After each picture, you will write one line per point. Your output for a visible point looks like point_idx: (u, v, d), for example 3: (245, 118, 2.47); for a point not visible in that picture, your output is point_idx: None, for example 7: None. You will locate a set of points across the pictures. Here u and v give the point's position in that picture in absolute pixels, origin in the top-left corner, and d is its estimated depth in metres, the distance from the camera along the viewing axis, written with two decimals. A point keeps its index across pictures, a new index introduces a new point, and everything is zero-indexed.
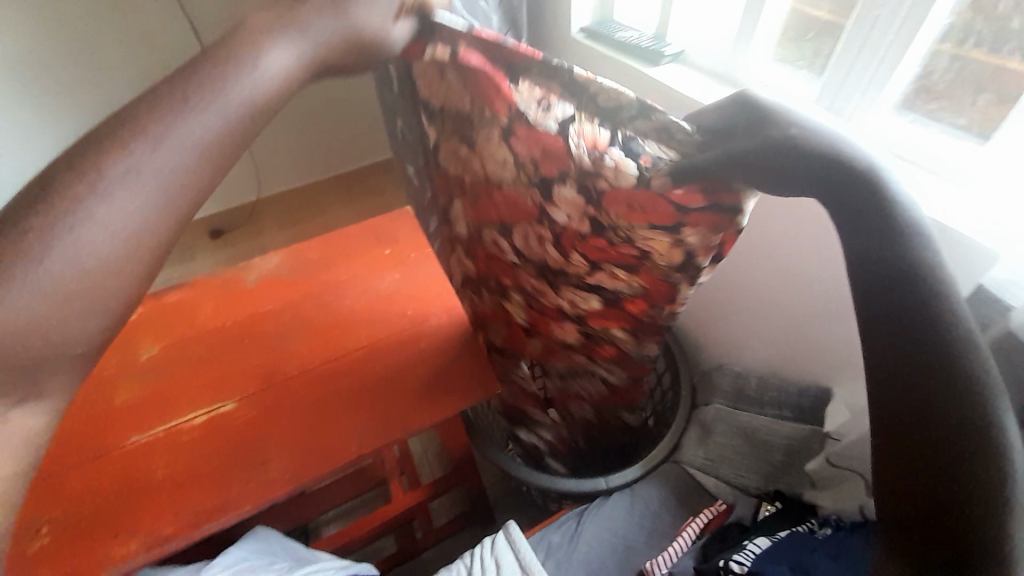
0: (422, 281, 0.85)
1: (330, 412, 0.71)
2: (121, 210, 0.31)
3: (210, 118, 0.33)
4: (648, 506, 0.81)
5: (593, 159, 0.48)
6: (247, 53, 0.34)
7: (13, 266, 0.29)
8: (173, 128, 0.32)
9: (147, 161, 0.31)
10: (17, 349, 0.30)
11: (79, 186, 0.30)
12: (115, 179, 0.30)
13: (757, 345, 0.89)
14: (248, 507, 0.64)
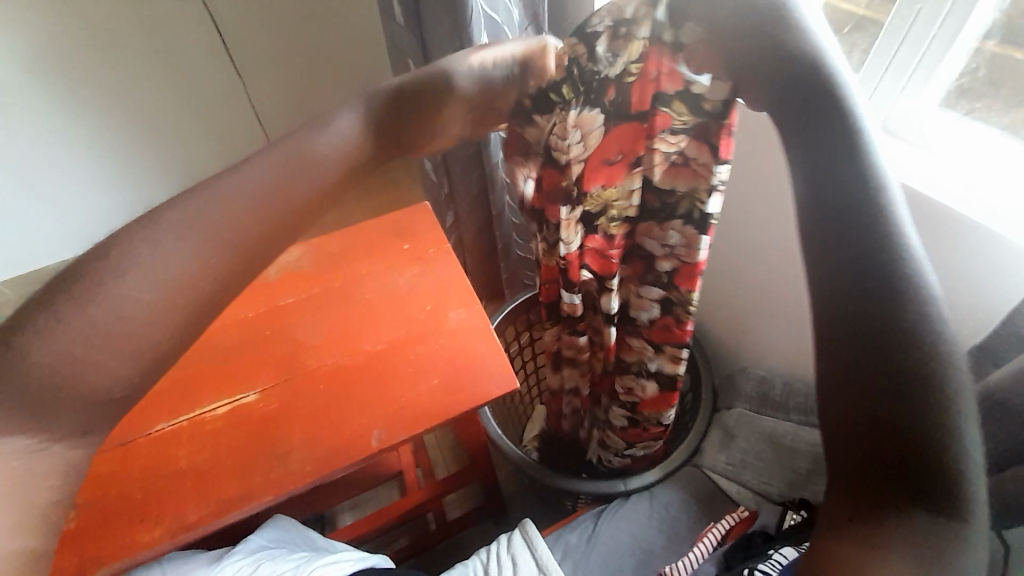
0: (441, 276, 0.85)
1: (349, 407, 0.71)
2: (186, 251, 0.36)
3: (280, 183, 0.40)
4: (667, 509, 0.80)
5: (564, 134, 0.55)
6: (316, 133, 0.42)
7: (87, 296, 0.33)
8: (247, 188, 0.39)
9: (218, 211, 0.37)
10: (72, 374, 0.32)
11: (161, 232, 0.36)
12: (189, 226, 0.36)
13: (780, 349, 0.87)
14: (268, 499, 0.64)
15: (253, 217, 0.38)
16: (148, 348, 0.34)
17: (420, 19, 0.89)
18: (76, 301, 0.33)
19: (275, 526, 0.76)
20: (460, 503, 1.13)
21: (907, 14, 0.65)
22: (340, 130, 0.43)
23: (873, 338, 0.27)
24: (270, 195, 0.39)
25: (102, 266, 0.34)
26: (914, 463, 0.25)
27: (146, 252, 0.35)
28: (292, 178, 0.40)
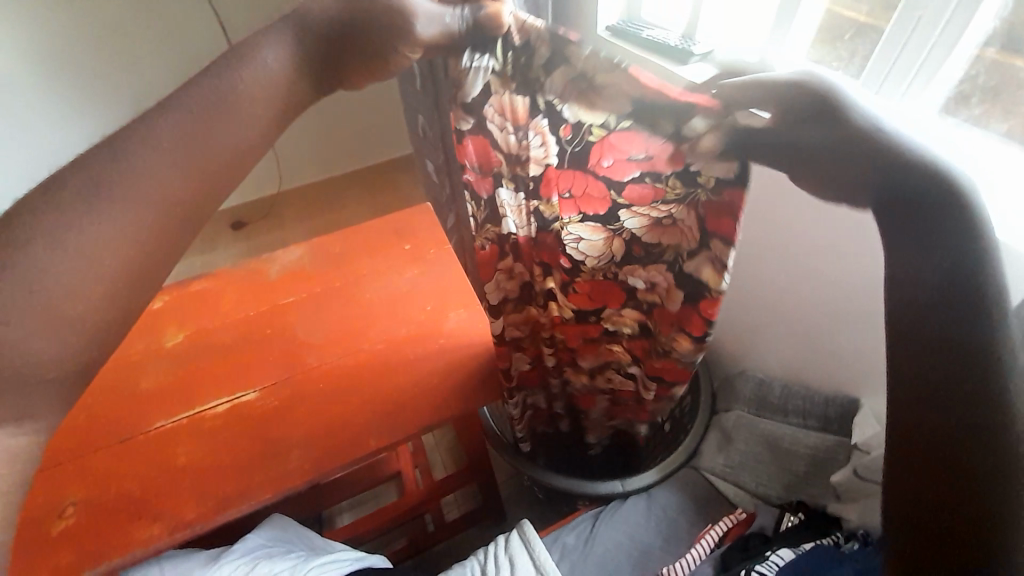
0: (442, 276, 0.85)
1: (349, 405, 0.72)
2: (120, 206, 0.36)
3: (208, 126, 0.39)
4: (664, 511, 0.80)
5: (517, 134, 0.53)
6: (242, 65, 0.41)
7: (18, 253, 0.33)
8: (170, 134, 0.38)
9: (146, 161, 0.37)
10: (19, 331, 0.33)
11: (88, 185, 0.36)
12: (116, 179, 0.36)
13: (779, 353, 0.88)
14: (266, 496, 0.65)
15: (171, 181, 0.38)
16: (87, 314, 0.35)
17: None
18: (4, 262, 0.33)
19: (273, 525, 0.76)
20: (457, 504, 1.13)
21: (906, 22, 0.66)
22: (267, 65, 0.42)
23: (945, 390, 0.33)
24: (188, 157, 0.39)
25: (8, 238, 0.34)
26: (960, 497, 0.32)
27: (85, 211, 0.35)
28: (209, 134, 0.39)
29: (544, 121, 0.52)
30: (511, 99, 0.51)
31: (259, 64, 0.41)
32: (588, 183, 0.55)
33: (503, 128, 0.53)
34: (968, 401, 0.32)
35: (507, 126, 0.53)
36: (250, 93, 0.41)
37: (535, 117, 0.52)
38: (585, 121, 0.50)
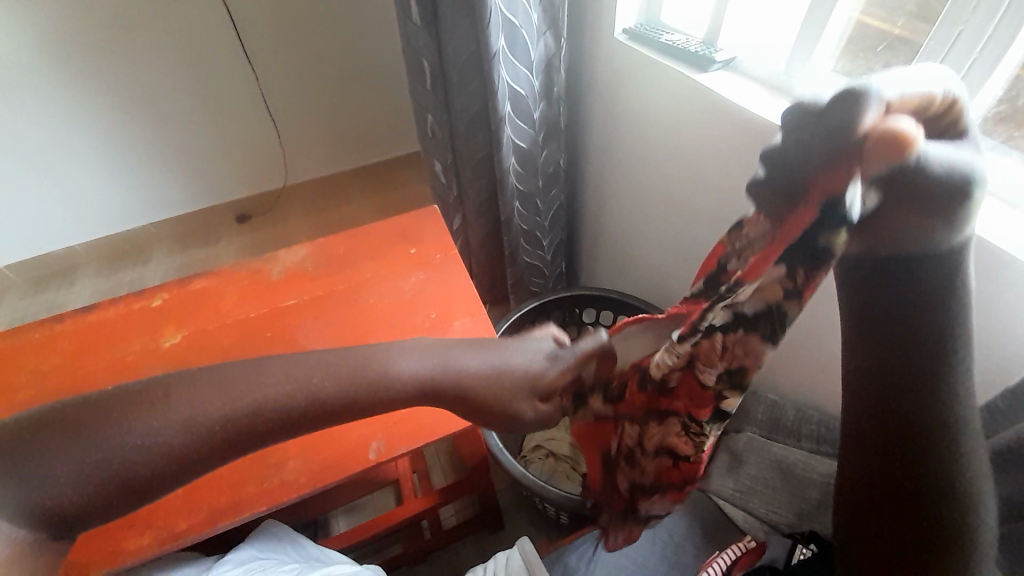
0: (447, 283, 0.83)
1: (346, 415, 0.69)
2: (146, 431, 0.40)
3: (218, 391, 0.43)
4: (670, 535, 0.79)
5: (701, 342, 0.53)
6: (388, 351, 0.51)
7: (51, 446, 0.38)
8: (178, 392, 0.42)
9: (155, 414, 0.40)
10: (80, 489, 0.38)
11: (134, 414, 0.40)
12: (141, 415, 0.40)
13: (795, 374, 0.85)
14: (261, 509, 0.62)
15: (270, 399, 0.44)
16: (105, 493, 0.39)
17: (437, 19, 0.87)
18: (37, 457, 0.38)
19: (267, 536, 0.74)
20: (456, 512, 1.11)
21: (945, 39, 0.62)
22: (409, 356, 0.51)
23: (900, 394, 0.41)
24: (234, 398, 0.43)
25: (160, 396, 0.42)
26: (920, 483, 0.42)
27: (147, 426, 0.40)
28: (236, 395, 0.43)
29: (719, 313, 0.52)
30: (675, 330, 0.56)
31: (400, 362, 0.50)
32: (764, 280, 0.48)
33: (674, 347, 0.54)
34: (903, 425, 0.42)
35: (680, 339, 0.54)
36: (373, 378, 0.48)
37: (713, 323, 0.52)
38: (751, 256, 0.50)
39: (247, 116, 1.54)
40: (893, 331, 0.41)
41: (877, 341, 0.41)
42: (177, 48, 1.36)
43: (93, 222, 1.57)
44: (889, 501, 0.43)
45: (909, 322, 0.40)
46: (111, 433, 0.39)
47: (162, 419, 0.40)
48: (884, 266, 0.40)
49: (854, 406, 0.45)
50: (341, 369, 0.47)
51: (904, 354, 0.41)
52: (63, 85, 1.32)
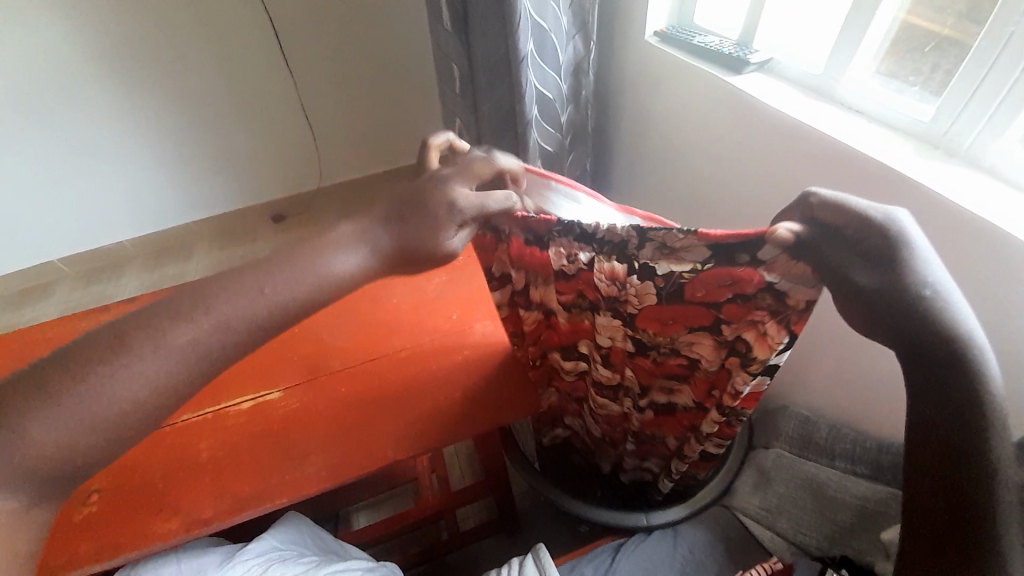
0: (469, 286, 0.83)
1: (367, 414, 0.70)
2: (101, 402, 0.35)
3: (161, 349, 0.36)
4: (691, 551, 0.75)
5: (617, 287, 0.57)
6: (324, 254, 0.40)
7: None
8: (113, 360, 0.35)
9: (98, 384, 0.35)
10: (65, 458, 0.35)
11: (63, 387, 0.34)
12: (92, 386, 0.35)
13: (830, 389, 0.82)
14: (281, 500, 0.64)
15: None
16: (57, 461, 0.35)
17: (467, 23, 0.89)
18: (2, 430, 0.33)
19: (287, 527, 0.75)
20: (473, 515, 1.10)
21: (998, 37, 0.57)
22: (342, 262, 0.41)
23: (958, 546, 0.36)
24: (175, 348, 0.37)
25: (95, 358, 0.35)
26: None
27: (92, 393, 0.35)
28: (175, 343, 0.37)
29: (636, 279, 0.56)
30: (612, 266, 0.56)
31: (328, 266, 0.40)
32: (687, 310, 0.56)
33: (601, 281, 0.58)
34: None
35: (604, 280, 0.57)
36: (332, 279, 0.40)
37: (631, 277, 0.56)
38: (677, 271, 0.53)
39: (284, 119, 1.60)
40: (949, 459, 0.38)
41: (930, 470, 0.39)
42: (222, 54, 1.42)
43: (141, 219, 1.66)
44: (952, 542, 0.37)
45: (962, 448, 0.38)
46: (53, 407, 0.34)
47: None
48: (935, 371, 0.39)
49: (909, 448, 0.41)
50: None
51: (967, 492, 0.37)
52: (119, 88, 1.40)
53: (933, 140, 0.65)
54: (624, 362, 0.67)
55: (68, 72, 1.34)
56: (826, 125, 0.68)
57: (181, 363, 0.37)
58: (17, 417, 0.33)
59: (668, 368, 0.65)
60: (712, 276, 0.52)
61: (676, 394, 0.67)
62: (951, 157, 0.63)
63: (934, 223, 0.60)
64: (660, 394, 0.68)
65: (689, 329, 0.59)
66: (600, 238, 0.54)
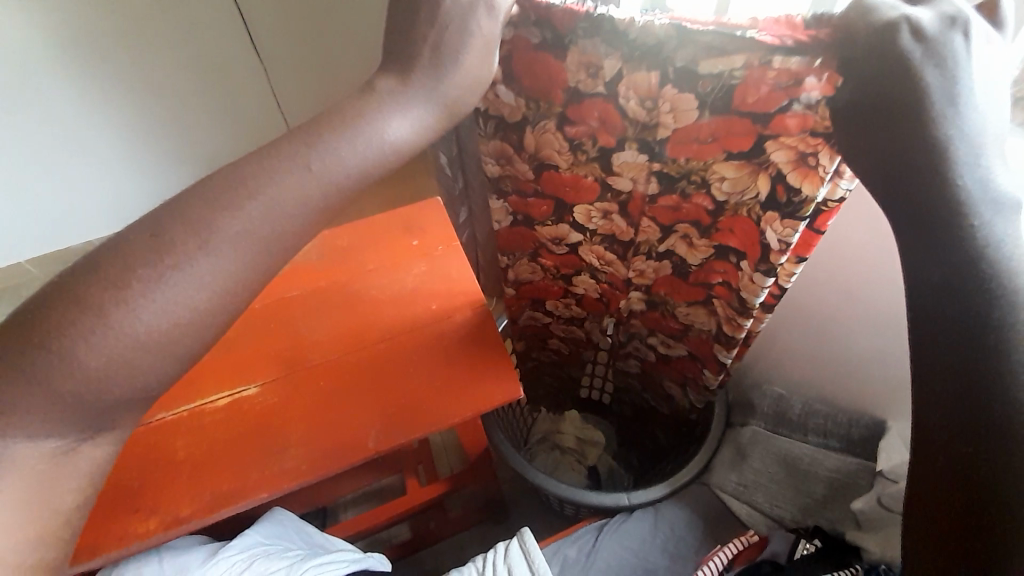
0: (448, 275, 0.83)
1: (347, 406, 0.70)
2: (177, 292, 0.37)
3: (237, 224, 0.38)
4: (671, 528, 0.78)
5: (648, 110, 0.52)
6: (375, 112, 0.40)
7: (85, 330, 0.35)
8: (178, 251, 0.37)
9: (179, 273, 0.37)
10: (154, 352, 0.37)
11: (138, 281, 0.36)
12: (168, 275, 0.36)
13: (802, 367, 0.85)
14: (263, 495, 0.63)
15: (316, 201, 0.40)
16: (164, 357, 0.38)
17: None
18: (86, 333, 0.35)
19: (270, 521, 0.75)
20: (461, 502, 1.12)
21: None
22: (402, 127, 0.40)
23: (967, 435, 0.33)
24: (229, 239, 0.37)
25: (138, 266, 0.36)
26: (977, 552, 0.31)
27: (173, 281, 0.36)
28: (239, 226, 0.38)
29: (672, 91, 0.50)
30: (648, 76, 0.49)
31: (383, 133, 0.40)
32: (731, 124, 0.50)
33: (633, 103, 0.52)
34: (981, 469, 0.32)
35: (635, 97, 0.51)
36: (394, 141, 0.40)
37: (663, 90, 0.50)
38: (723, 72, 0.47)
39: None
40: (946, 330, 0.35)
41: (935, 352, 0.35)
42: None
43: None
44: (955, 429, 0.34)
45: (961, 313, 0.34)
46: (136, 305, 0.36)
47: (215, 249, 0.37)
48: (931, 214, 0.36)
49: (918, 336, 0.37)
50: (353, 149, 0.40)
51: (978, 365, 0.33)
52: None
53: None
54: (641, 212, 0.64)
55: None
56: None
57: (248, 236, 0.38)
58: (99, 317, 0.35)
59: (693, 211, 0.61)
60: (760, 83, 0.46)
61: (695, 246, 0.65)
62: None
63: None
64: (682, 250, 0.66)
65: (726, 154, 0.53)
66: (632, 37, 0.47)
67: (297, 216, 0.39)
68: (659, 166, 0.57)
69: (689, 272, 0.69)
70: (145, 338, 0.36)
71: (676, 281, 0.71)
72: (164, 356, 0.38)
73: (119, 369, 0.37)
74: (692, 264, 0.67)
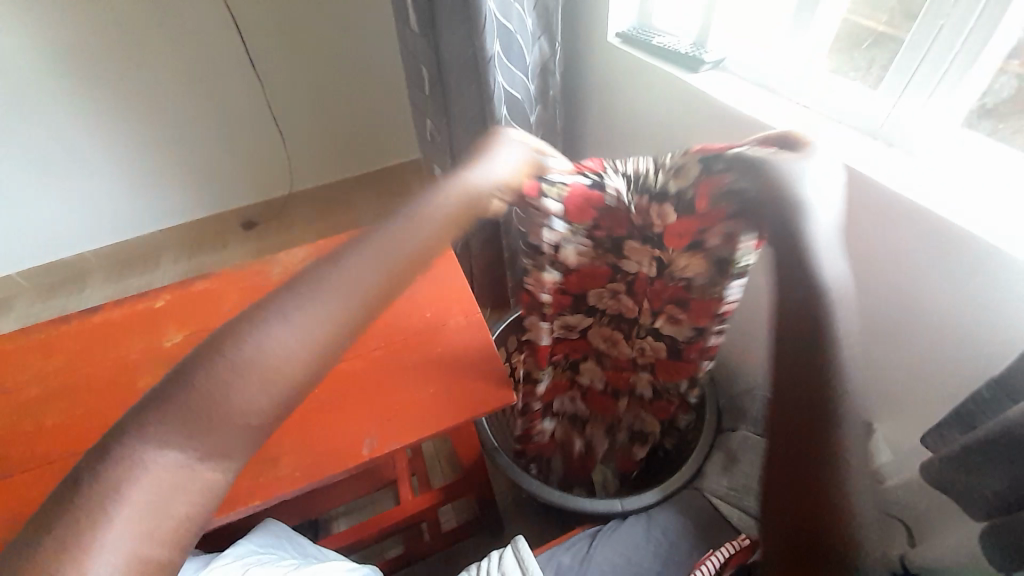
0: (442, 283, 0.85)
1: (341, 413, 0.70)
2: (304, 322, 0.41)
3: (342, 276, 0.43)
4: (664, 533, 0.78)
5: (655, 216, 0.61)
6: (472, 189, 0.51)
7: (239, 352, 0.39)
8: (294, 302, 0.41)
9: (298, 310, 0.41)
10: (297, 370, 0.40)
11: (273, 314, 0.40)
12: (293, 311, 0.41)
13: None
14: (255, 503, 0.63)
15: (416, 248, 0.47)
16: (299, 381, 0.41)
17: (434, 24, 0.90)
18: (236, 355, 0.39)
19: (265, 532, 0.74)
20: (455, 513, 1.11)
21: (928, 31, 0.61)
22: (451, 198, 0.50)
23: (795, 439, 0.41)
24: (344, 290, 0.43)
25: (284, 301, 0.41)
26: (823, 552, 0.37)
27: (299, 314, 0.41)
28: (350, 282, 0.43)
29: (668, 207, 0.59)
30: (642, 198, 0.61)
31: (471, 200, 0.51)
32: (686, 224, 0.59)
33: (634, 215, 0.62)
34: (799, 469, 0.40)
35: (637, 211, 0.62)
36: (450, 211, 0.50)
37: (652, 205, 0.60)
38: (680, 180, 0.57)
39: (251, 124, 1.58)
40: (795, 363, 0.44)
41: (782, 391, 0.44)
42: (185, 60, 1.40)
43: (103, 229, 1.61)
44: (790, 439, 0.42)
45: (799, 352, 0.44)
46: (278, 327, 0.40)
47: (330, 287, 0.42)
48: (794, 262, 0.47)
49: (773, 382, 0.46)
50: (428, 218, 0.49)
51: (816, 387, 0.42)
52: (71, 99, 1.36)
53: (872, 132, 0.69)
54: (642, 292, 0.73)
55: (23, 77, 1.29)
56: (773, 119, 0.73)
57: (359, 282, 0.43)
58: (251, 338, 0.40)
59: (667, 292, 0.70)
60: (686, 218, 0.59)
61: (682, 322, 0.72)
62: (890, 147, 0.67)
63: (878, 212, 0.64)
64: (665, 327, 0.75)
65: (679, 249, 0.62)
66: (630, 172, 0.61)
67: (398, 266, 0.46)
68: (658, 255, 0.66)
69: (677, 345, 0.76)
70: (265, 360, 0.39)
71: (668, 357, 0.79)
72: (302, 376, 0.41)
73: (263, 389, 0.39)
74: (681, 337, 0.75)
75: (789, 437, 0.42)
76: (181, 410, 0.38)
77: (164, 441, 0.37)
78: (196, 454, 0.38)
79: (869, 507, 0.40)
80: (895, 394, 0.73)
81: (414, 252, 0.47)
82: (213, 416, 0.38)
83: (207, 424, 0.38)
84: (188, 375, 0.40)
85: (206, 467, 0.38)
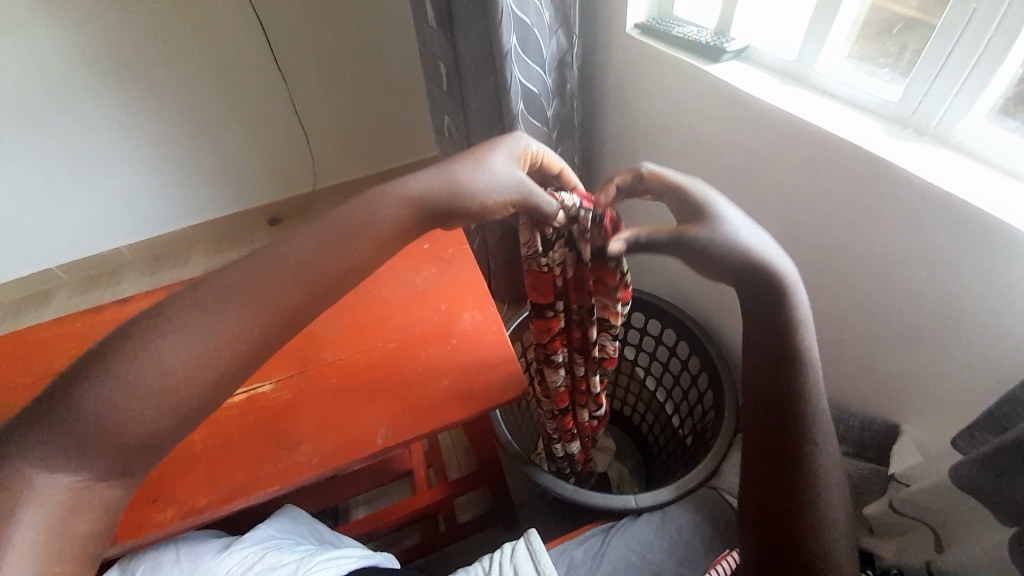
0: (457, 276, 0.86)
1: (358, 403, 0.71)
2: (179, 348, 0.44)
3: (231, 296, 0.46)
4: (678, 531, 0.77)
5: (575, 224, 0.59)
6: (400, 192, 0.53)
7: (106, 378, 0.42)
8: (175, 319, 0.45)
9: (175, 325, 0.44)
10: (168, 393, 0.43)
11: (140, 340, 0.43)
12: (171, 332, 0.44)
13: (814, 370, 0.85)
14: (273, 488, 0.65)
15: (292, 270, 0.48)
16: (172, 399, 0.44)
17: (452, 22, 0.91)
18: (106, 381, 0.42)
19: (285, 517, 0.77)
20: (470, 506, 1.12)
21: (961, 14, 0.57)
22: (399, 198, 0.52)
23: (770, 376, 0.48)
24: (230, 300, 0.46)
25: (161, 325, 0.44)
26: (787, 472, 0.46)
27: (179, 331, 0.44)
28: (241, 294, 0.46)
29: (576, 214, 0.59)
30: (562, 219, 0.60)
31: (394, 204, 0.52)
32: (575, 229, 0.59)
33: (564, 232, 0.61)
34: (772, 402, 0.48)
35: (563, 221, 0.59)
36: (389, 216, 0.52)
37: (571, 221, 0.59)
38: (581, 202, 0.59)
39: (275, 121, 1.61)
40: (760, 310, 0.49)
41: (758, 330, 0.50)
42: (212, 58, 1.44)
43: (136, 223, 1.68)
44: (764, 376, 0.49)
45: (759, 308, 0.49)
46: (155, 348, 0.43)
47: (232, 298, 0.46)
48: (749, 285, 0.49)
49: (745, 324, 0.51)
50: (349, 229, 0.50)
51: (776, 327, 0.48)
52: (107, 97, 1.42)
53: (903, 120, 0.66)
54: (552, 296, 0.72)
55: (62, 77, 1.35)
56: (796, 108, 0.70)
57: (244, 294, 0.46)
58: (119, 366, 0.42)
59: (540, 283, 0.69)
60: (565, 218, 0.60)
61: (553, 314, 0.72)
62: (921, 136, 0.64)
63: (903, 206, 0.62)
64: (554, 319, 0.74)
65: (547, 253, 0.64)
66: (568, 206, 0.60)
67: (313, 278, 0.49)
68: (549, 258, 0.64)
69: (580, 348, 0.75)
70: (145, 382, 0.42)
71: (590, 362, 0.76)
72: (170, 402, 0.44)
73: (140, 412, 0.42)
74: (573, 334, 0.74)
75: (763, 374, 0.49)
76: (59, 435, 0.42)
77: (51, 465, 0.42)
78: (84, 476, 0.43)
79: (841, 510, 0.47)
80: (925, 396, 0.70)
81: (335, 272, 0.49)
82: (91, 438, 0.42)
83: (76, 453, 0.42)
84: (60, 399, 0.42)
85: (100, 483, 0.44)
